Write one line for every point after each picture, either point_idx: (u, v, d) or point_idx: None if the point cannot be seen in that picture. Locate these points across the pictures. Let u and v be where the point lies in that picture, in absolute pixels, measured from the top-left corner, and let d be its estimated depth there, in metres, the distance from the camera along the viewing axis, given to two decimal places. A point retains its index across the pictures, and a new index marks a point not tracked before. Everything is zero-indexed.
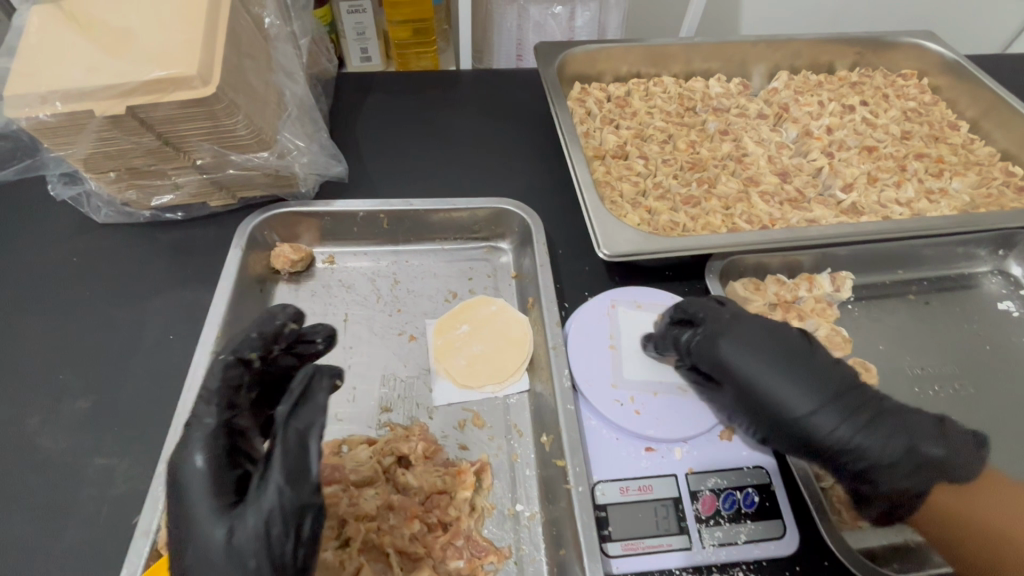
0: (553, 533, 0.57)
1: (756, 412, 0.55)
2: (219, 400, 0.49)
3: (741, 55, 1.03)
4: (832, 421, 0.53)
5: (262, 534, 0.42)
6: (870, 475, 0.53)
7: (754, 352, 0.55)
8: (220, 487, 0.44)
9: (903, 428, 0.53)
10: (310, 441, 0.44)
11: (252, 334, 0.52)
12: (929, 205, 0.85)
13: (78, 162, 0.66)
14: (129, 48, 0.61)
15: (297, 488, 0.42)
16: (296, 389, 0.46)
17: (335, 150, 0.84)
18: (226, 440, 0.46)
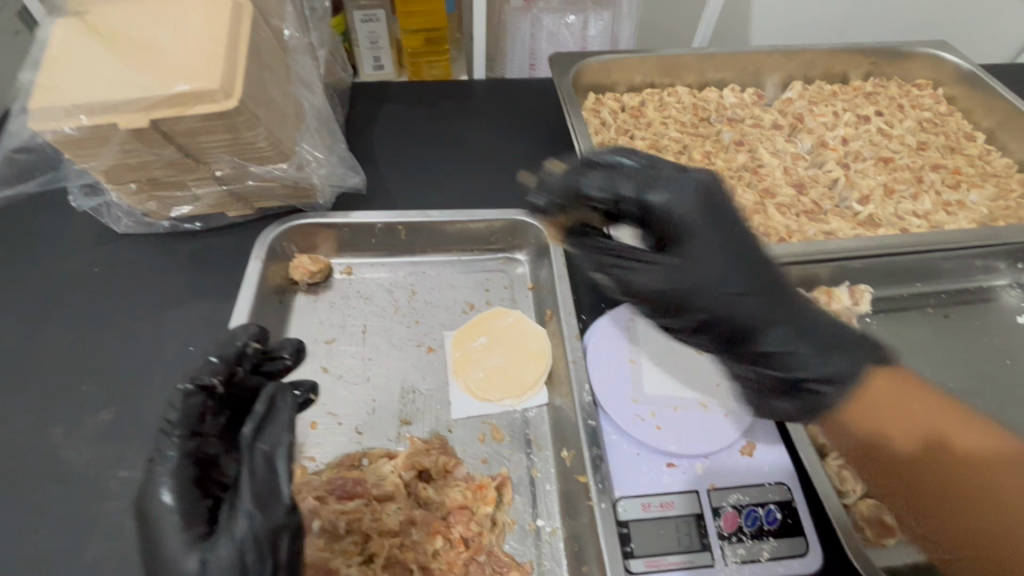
0: (575, 549, 0.57)
1: (686, 274, 0.53)
2: (179, 430, 0.47)
3: (755, 65, 1.03)
4: (734, 280, 0.53)
5: (237, 562, 0.42)
6: (744, 340, 0.55)
7: (692, 203, 0.52)
8: (194, 519, 0.44)
9: (788, 308, 0.55)
10: (278, 462, 0.45)
11: (212, 358, 0.50)
12: (947, 218, 0.84)
13: (100, 174, 0.66)
14: (152, 61, 0.62)
15: (269, 511, 0.44)
16: (260, 410, 0.48)
17: (353, 162, 0.84)
18: (195, 471, 0.46)
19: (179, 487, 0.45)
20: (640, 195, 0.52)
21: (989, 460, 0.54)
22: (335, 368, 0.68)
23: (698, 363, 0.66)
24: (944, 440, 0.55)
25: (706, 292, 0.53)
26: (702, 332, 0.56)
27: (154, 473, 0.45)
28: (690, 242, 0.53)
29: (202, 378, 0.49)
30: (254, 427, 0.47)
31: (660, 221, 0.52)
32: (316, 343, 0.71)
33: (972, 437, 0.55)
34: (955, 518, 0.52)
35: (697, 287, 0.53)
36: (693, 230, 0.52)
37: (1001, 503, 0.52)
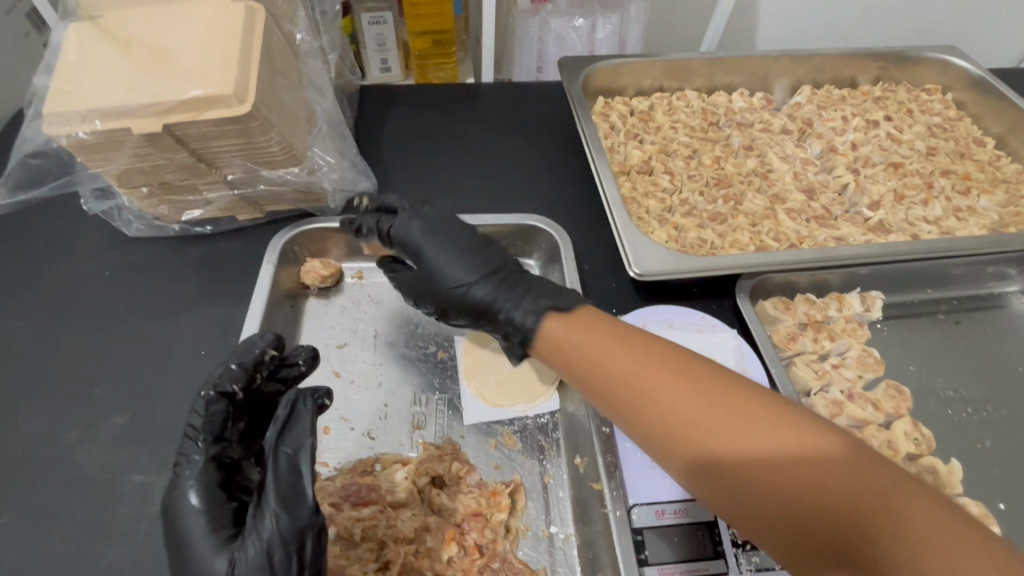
0: (588, 556, 0.57)
1: (425, 286, 0.66)
2: (202, 436, 0.49)
3: (764, 69, 1.03)
4: (483, 276, 0.63)
5: (265, 563, 0.43)
6: (508, 319, 0.60)
7: (437, 232, 0.66)
8: (219, 521, 0.46)
9: (517, 276, 0.63)
10: (301, 465, 0.46)
11: (232, 366, 0.50)
12: (957, 224, 0.84)
13: (113, 178, 0.67)
14: (166, 66, 0.62)
15: (293, 512, 0.45)
16: (282, 415, 0.49)
17: (363, 166, 0.85)
18: (220, 475, 0.48)
19: (204, 490, 0.47)
20: (396, 230, 0.66)
21: (690, 418, 0.45)
22: (347, 373, 0.68)
23: None
24: (670, 418, 0.46)
25: (477, 287, 0.62)
26: (484, 324, 0.64)
27: (181, 477, 0.48)
28: (427, 258, 0.65)
29: (223, 387, 0.49)
30: (276, 431, 0.48)
31: (409, 251, 0.66)
32: (328, 347, 0.71)
33: (679, 390, 0.46)
34: (759, 489, 0.42)
35: (470, 284, 0.62)
36: (432, 250, 0.64)
37: (736, 458, 0.43)
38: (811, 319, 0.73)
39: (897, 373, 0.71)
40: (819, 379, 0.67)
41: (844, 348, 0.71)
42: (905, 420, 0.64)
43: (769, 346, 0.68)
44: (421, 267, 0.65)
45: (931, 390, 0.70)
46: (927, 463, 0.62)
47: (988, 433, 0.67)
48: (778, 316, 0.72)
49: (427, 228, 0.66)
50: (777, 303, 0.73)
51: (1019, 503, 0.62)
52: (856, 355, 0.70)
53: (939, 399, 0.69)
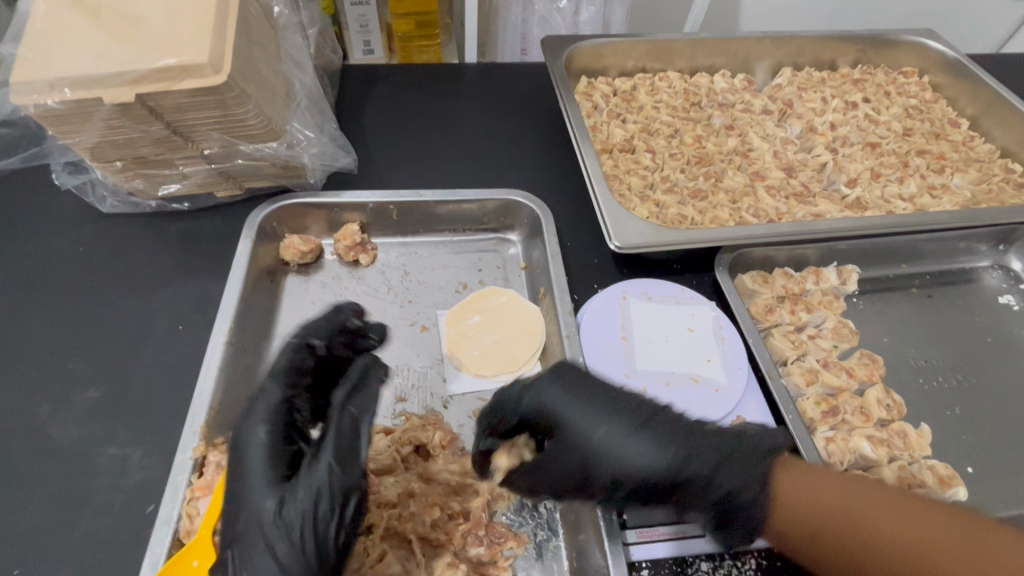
0: (571, 519, 0.56)
1: (604, 464, 0.49)
2: (285, 380, 0.52)
3: (745, 51, 1.04)
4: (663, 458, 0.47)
5: (311, 510, 0.43)
6: (713, 511, 0.47)
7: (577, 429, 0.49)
8: (278, 463, 0.47)
9: (703, 464, 0.47)
10: (362, 424, 0.48)
11: (319, 323, 0.56)
12: (931, 201, 0.86)
13: (85, 151, 0.65)
14: (137, 34, 0.60)
15: (346, 468, 0.45)
16: (355, 376, 0.51)
17: (343, 142, 0.84)
18: (286, 418, 0.50)
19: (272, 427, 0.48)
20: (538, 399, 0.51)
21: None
22: None
23: (689, 341, 0.67)
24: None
25: (659, 472, 0.47)
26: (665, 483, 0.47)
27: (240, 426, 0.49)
28: (587, 433, 0.49)
29: (311, 340, 0.55)
30: (346, 392, 0.49)
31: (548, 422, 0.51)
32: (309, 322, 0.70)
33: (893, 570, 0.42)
34: None
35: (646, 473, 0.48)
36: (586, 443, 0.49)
37: None
38: (789, 292, 0.74)
39: (870, 344, 0.73)
40: (795, 349, 0.68)
41: (821, 319, 0.72)
42: (878, 387, 0.66)
43: (746, 316, 0.69)
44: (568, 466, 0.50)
45: (903, 360, 0.71)
46: (898, 427, 0.63)
47: (958, 400, 0.69)
48: (756, 289, 0.73)
49: (560, 428, 0.50)
50: (755, 277, 0.75)
51: (987, 466, 0.63)
52: (832, 326, 0.71)
53: (911, 368, 0.71)
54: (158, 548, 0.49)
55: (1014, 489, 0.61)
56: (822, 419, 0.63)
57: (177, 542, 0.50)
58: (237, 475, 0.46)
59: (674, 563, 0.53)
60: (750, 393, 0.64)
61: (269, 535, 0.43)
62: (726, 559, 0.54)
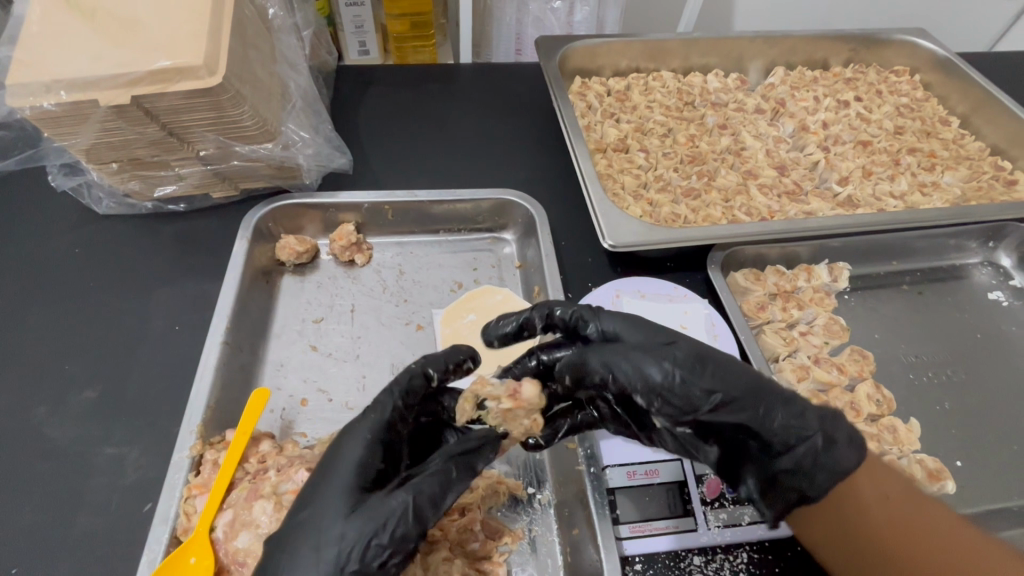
0: (566, 514, 0.58)
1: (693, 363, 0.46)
2: (399, 397, 0.47)
3: (738, 51, 1.05)
4: (760, 419, 0.45)
5: (369, 540, 0.41)
6: (777, 475, 0.47)
7: (693, 379, 0.45)
8: (367, 474, 0.44)
9: (778, 422, 0.46)
10: (455, 489, 0.45)
11: (442, 356, 0.50)
12: (921, 199, 0.87)
13: (81, 152, 0.65)
14: (132, 37, 0.61)
15: (419, 524, 0.42)
16: (472, 441, 0.49)
17: (338, 142, 0.84)
18: (389, 433, 0.46)
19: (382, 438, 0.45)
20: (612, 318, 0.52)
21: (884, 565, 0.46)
22: (324, 347, 0.69)
23: None
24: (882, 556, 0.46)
25: (749, 428, 0.46)
26: (744, 395, 0.46)
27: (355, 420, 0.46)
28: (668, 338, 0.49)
29: (427, 369, 0.49)
30: (459, 449, 0.47)
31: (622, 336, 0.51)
32: (305, 322, 0.71)
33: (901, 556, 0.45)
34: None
35: (735, 424, 0.46)
36: (694, 391, 0.45)
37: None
38: (780, 289, 0.75)
39: (862, 340, 0.74)
40: (787, 345, 0.69)
41: (812, 316, 0.73)
42: (868, 382, 0.67)
43: (738, 313, 0.70)
44: (660, 399, 0.45)
45: (893, 356, 0.72)
46: (888, 422, 0.64)
47: (948, 395, 0.69)
48: (748, 287, 0.74)
49: (681, 371, 0.45)
50: (747, 275, 0.76)
51: (976, 459, 0.64)
52: (823, 323, 0.72)
53: (902, 364, 0.72)
54: (156, 547, 0.49)
55: (1002, 481, 0.62)
56: None
57: (175, 540, 0.50)
58: (323, 468, 0.44)
59: (667, 558, 0.54)
60: None
61: (315, 537, 0.41)
62: (718, 553, 0.54)
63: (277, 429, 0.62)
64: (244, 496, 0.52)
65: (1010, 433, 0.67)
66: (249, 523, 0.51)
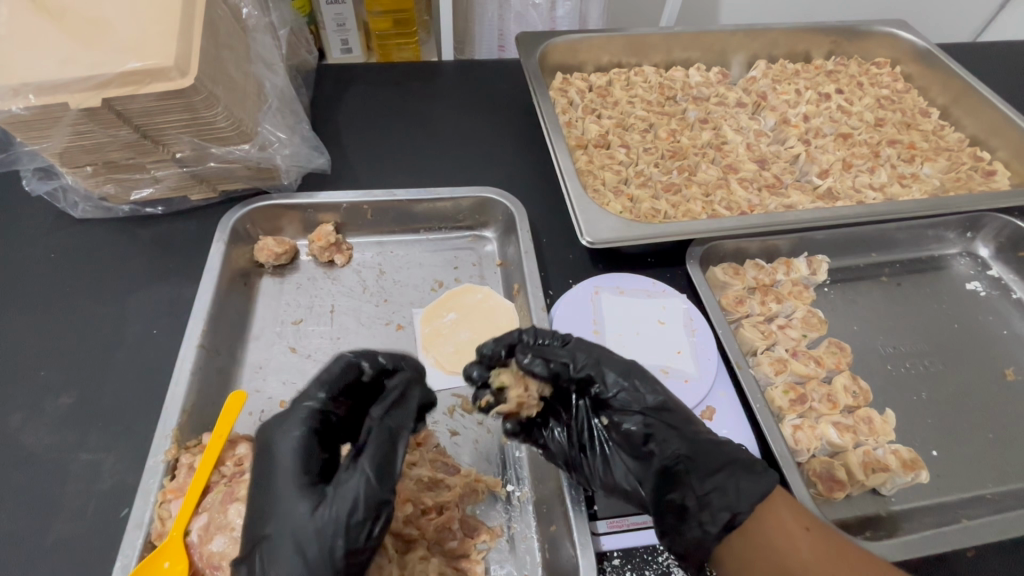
0: (542, 511, 0.58)
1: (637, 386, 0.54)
2: (326, 387, 0.50)
3: (720, 44, 1.05)
4: (684, 433, 0.51)
5: (342, 520, 0.42)
6: (706, 493, 0.48)
7: (646, 388, 0.54)
8: (309, 466, 0.45)
9: (689, 448, 0.51)
10: (399, 435, 0.47)
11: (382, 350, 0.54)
12: (900, 190, 0.88)
13: (53, 156, 0.64)
14: (101, 37, 0.59)
15: (383, 481, 0.43)
16: (393, 391, 0.50)
17: (316, 142, 0.84)
18: (319, 420, 0.48)
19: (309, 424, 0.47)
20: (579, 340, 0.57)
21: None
22: (304, 349, 0.68)
23: (661, 333, 0.68)
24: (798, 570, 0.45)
25: (681, 442, 0.51)
26: (674, 421, 0.52)
27: (292, 412, 0.48)
28: (620, 363, 0.55)
29: (363, 361, 0.52)
30: (383, 407, 0.48)
31: (586, 355, 0.56)
32: (284, 324, 0.71)
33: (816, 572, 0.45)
34: None
35: (666, 433, 0.51)
36: (646, 398, 0.54)
37: None
38: (759, 284, 0.76)
39: (841, 332, 0.74)
40: (765, 339, 0.69)
41: (791, 309, 0.74)
42: (845, 374, 0.67)
43: (716, 308, 0.70)
44: (620, 400, 0.54)
45: (872, 348, 0.73)
46: (864, 413, 0.65)
47: (925, 385, 0.70)
48: (727, 282, 0.74)
49: (637, 381, 0.54)
50: (727, 269, 0.75)
51: (951, 449, 0.65)
52: (801, 315, 0.73)
53: (880, 355, 0.72)
54: (129, 551, 0.49)
55: (975, 469, 0.63)
56: (790, 408, 0.64)
57: (149, 545, 0.50)
58: (275, 469, 0.45)
59: (645, 552, 0.54)
60: (720, 384, 0.65)
61: (301, 540, 0.42)
62: None
63: (255, 432, 0.62)
64: (219, 500, 0.52)
65: (983, 421, 0.67)
66: (223, 527, 0.50)
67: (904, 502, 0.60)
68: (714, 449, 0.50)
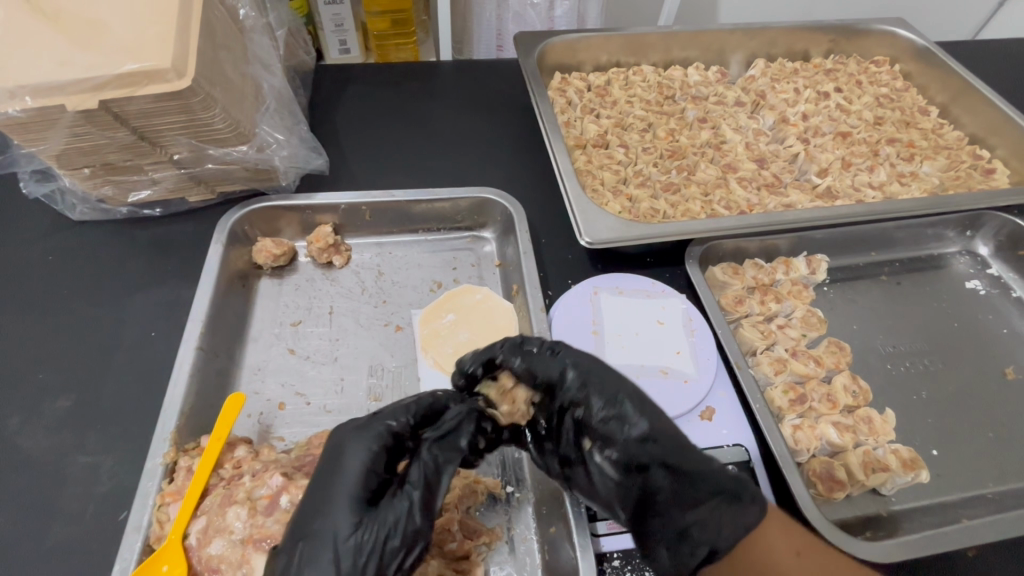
0: (542, 513, 0.58)
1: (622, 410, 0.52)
2: (412, 414, 0.50)
3: (719, 43, 1.04)
4: (673, 468, 0.49)
5: (382, 543, 0.43)
6: (688, 526, 0.48)
7: (634, 416, 0.51)
8: (367, 482, 0.46)
9: (674, 484, 0.49)
10: (446, 470, 0.47)
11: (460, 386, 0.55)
12: (900, 189, 0.87)
13: (51, 158, 0.64)
14: (97, 38, 0.59)
15: (425, 515, 0.45)
16: (448, 422, 0.50)
17: (314, 143, 0.84)
18: (391, 438, 0.48)
19: (382, 443, 0.47)
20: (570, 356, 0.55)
21: None
22: (303, 350, 0.68)
23: (660, 333, 0.68)
24: None
25: (666, 476, 0.50)
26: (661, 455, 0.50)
27: (365, 425, 0.48)
28: (609, 386, 0.53)
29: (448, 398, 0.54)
30: (438, 434, 0.49)
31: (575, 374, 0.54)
32: (283, 325, 0.70)
33: None
34: None
35: (653, 465, 0.50)
36: (633, 426, 0.51)
37: None
38: (759, 283, 0.75)
39: (840, 331, 0.74)
40: (764, 339, 0.69)
41: (790, 309, 0.74)
42: (845, 373, 0.67)
43: (716, 308, 0.70)
44: (604, 426, 0.52)
45: (871, 347, 0.73)
46: (864, 413, 0.65)
47: (925, 384, 0.70)
48: (726, 281, 0.74)
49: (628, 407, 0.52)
50: (726, 268, 0.75)
51: (951, 448, 0.65)
52: (801, 315, 0.73)
53: (880, 354, 0.72)
54: (127, 555, 0.49)
55: (975, 468, 0.63)
56: (790, 408, 0.64)
57: (147, 548, 0.50)
58: (332, 481, 0.45)
59: None
60: (719, 384, 0.65)
61: (333, 558, 0.42)
62: None
63: (254, 434, 0.62)
64: (218, 502, 0.52)
65: (983, 420, 0.67)
66: (222, 530, 0.50)
67: (904, 502, 0.60)
68: (703, 486, 0.49)
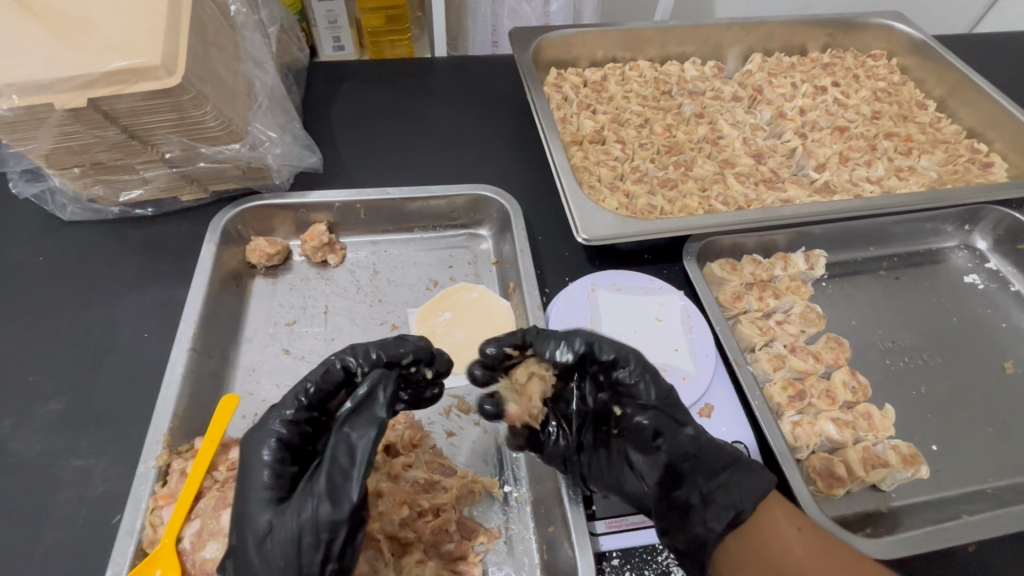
0: (541, 512, 0.57)
1: (649, 380, 0.55)
2: (305, 396, 0.49)
3: (716, 38, 1.04)
4: (695, 433, 0.51)
5: (296, 540, 0.42)
6: (710, 493, 0.48)
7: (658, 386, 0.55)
8: (279, 481, 0.45)
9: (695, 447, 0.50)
10: (360, 445, 0.44)
11: (374, 352, 0.51)
12: (898, 183, 0.87)
13: (40, 158, 0.63)
14: (84, 35, 0.58)
15: (335, 502, 0.42)
16: (360, 394, 0.46)
17: (308, 141, 0.83)
18: (288, 431, 0.47)
19: (282, 437, 0.47)
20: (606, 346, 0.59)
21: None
22: (297, 350, 0.68)
23: (658, 331, 0.68)
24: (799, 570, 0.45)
25: (688, 441, 0.51)
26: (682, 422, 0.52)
27: (264, 421, 0.47)
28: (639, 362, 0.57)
29: (347, 360, 0.51)
30: (351, 408, 0.46)
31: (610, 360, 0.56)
32: (277, 325, 0.70)
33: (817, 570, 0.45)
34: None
35: (675, 428, 0.52)
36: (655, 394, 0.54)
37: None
38: (757, 279, 0.75)
39: (838, 327, 0.74)
40: (763, 335, 0.69)
41: (789, 305, 0.73)
42: (844, 369, 0.67)
43: (714, 305, 0.69)
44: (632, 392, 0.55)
45: (870, 342, 0.72)
46: (863, 409, 0.64)
47: (924, 379, 0.69)
48: (724, 277, 0.74)
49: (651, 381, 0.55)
50: (723, 265, 0.75)
51: (951, 443, 0.64)
52: (800, 311, 0.72)
53: (878, 349, 0.72)
54: (120, 559, 0.49)
55: (977, 463, 0.63)
56: (788, 405, 0.64)
57: (140, 552, 0.50)
58: (243, 483, 0.45)
59: (644, 552, 0.54)
60: (718, 381, 0.65)
61: (258, 557, 0.43)
62: None
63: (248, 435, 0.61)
64: (211, 505, 0.52)
65: (982, 414, 0.67)
66: (216, 533, 0.50)
67: (905, 498, 0.60)
68: (723, 450, 0.50)
